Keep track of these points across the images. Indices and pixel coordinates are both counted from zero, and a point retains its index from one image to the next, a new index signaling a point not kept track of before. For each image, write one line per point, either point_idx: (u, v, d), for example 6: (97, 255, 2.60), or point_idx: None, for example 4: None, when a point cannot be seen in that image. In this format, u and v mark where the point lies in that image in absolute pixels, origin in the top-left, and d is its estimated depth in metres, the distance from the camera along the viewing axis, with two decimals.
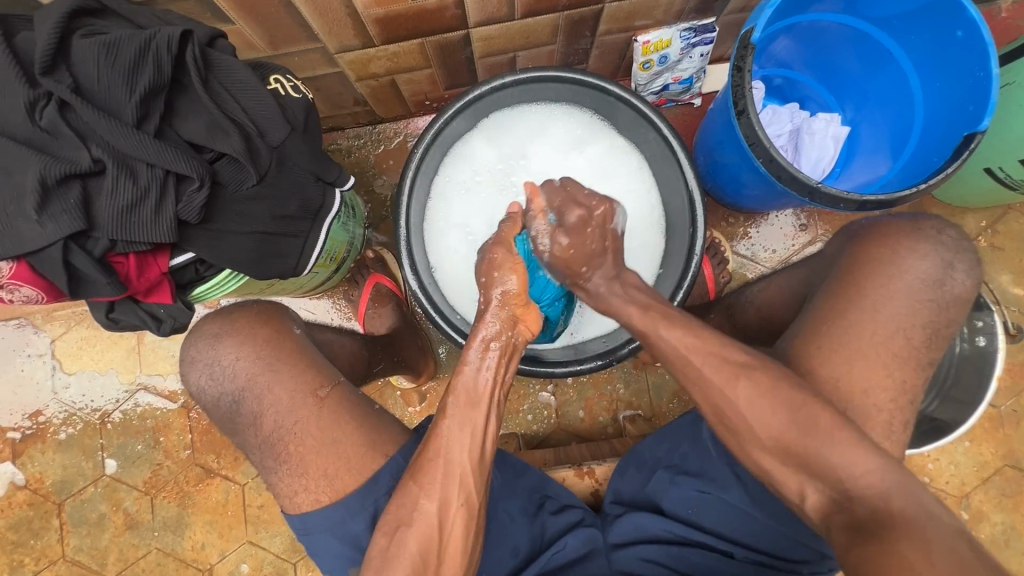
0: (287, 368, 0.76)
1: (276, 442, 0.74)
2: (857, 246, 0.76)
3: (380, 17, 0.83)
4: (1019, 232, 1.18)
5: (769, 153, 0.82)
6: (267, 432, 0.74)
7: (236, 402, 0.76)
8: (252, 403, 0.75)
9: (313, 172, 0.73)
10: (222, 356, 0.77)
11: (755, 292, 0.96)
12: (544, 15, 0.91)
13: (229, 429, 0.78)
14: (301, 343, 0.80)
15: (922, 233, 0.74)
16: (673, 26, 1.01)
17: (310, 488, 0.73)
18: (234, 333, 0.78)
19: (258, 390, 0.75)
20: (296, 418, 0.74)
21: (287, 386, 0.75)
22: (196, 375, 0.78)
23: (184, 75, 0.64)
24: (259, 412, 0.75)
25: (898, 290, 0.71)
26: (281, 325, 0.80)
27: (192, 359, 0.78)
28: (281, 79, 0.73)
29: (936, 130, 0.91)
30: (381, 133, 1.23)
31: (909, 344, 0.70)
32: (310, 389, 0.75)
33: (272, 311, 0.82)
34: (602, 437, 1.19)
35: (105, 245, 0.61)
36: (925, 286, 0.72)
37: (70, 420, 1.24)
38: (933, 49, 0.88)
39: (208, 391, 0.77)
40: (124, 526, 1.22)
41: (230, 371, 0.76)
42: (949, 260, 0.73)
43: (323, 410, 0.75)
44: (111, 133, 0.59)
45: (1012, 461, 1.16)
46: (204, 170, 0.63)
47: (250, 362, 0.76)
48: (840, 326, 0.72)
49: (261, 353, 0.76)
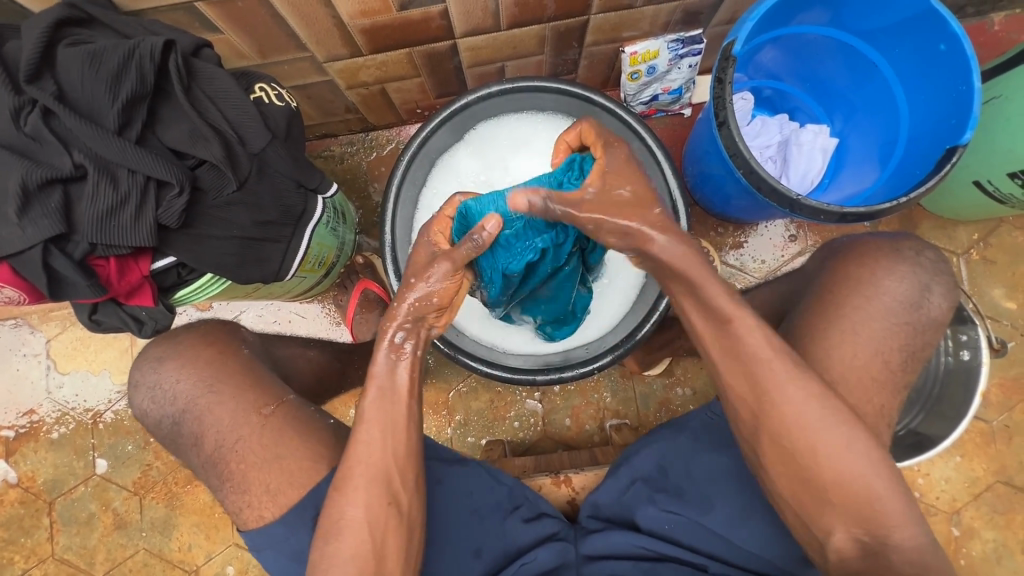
0: (228, 390, 0.78)
1: (218, 461, 0.75)
2: (835, 264, 0.76)
3: (366, 27, 0.85)
4: (1012, 246, 1.17)
5: (749, 164, 0.82)
6: (208, 452, 0.76)
7: (177, 422, 0.78)
8: (192, 423, 0.77)
9: (295, 179, 0.75)
10: (163, 379, 0.79)
11: None
12: (529, 26, 0.92)
13: (201, 434, 0.77)
14: (244, 362, 0.81)
15: (900, 252, 0.74)
16: (661, 37, 1.01)
17: (252, 504, 0.73)
18: (175, 356, 0.80)
19: (198, 411, 0.77)
20: (238, 436, 0.75)
21: (228, 405, 0.77)
22: (141, 399, 0.80)
23: (167, 83, 0.65)
24: (199, 432, 0.77)
25: (871, 304, 0.71)
26: (226, 345, 0.82)
27: (137, 382, 0.81)
28: (265, 88, 0.75)
29: (921, 143, 0.91)
30: (373, 140, 1.25)
31: (880, 361, 0.70)
32: (254, 408, 0.77)
33: (218, 333, 0.84)
34: (588, 446, 1.18)
35: (85, 248, 0.62)
36: (901, 307, 0.72)
37: (63, 419, 1.25)
38: (918, 62, 0.88)
39: (151, 413, 0.79)
40: (112, 525, 1.23)
41: (170, 394, 0.78)
42: (926, 282, 0.73)
43: (265, 428, 0.76)
44: (93, 140, 0.60)
45: (1004, 478, 1.14)
46: (183, 176, 0.64)
47: (191, 383, 0.78)
48: (816, 343, 0.72)
49: (202, 373, 0.79)
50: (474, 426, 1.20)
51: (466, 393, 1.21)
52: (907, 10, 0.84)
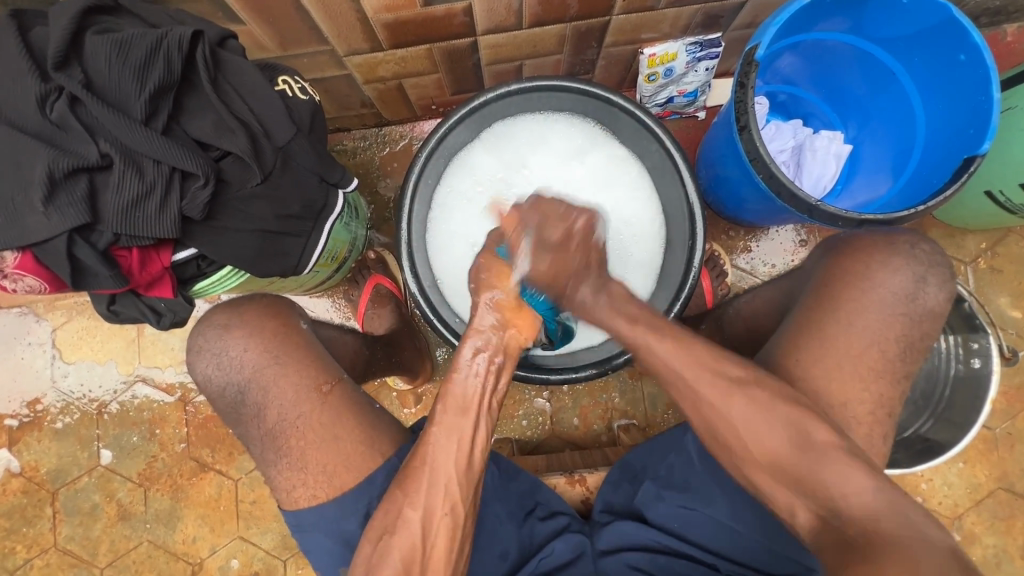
0: (296, 362, 0.74)
1: (278, 435, 0.72)
2: (834, 257, 0.75)
3: (389, 22, 0.84)
4: (1019, 255, 1.19)
5: (770, 169, 0.82)
6: (269, 425, 0.72)
7: (241, 392, 0.73)
8: (257, 394, 0.73)
9: (317, 173, 0.74)
10: (228, 347, 0.74)
11: (743, 302, 0.94)
12: (551, 25, 0.92)
13: (231, 418, 0.75)
14: (308, 338, 0.78)
15: (896, 246, 0.72)
16: (679, 40, 1.02)
17: (308, 484, 0.71)
18: (242, 325, 0.75)
19: (263, 381, 0.73)
20: (300, 412, 0.72)
21: (292, 379, 0.73)
22: (203, 365, 0.75)
23: (193, 74, 0.65)
24: (264, 404, 0.73)
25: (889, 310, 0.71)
26: (287, 319, 0.78)
27: (199, 348, 0.75)
28: (289, 81, 0.74)
29: (938, 151, 0.91)
30: (387, 135, 1.25)
31: (898, 370, 0.70)
32: (314, 383, 0.74)
33: (280, 305, 0.79)
34: (596, 445, 1.19)
35: (109, 238, 0.62)
36: (896, 299, 0.70)
37: (68, 409, 1.25)
38: (936, 72, 0.89)
39: (214, 380, 0.74)
40: (116, 516, 1.22)
41: (236, 362, 0.73)
42: (921, 273, 0.71)
43: (326, 406, 0.73)
44: (120, 129, 0.60)
45: (1006, 484, 1.15)
46: (209, 168, 0.64)
47: (258, 354, 0.74)
48: (817, 338, 0.71)
49: (271, 341, 0.75)
50: None
51: None
52: (926, 20, 0.85)
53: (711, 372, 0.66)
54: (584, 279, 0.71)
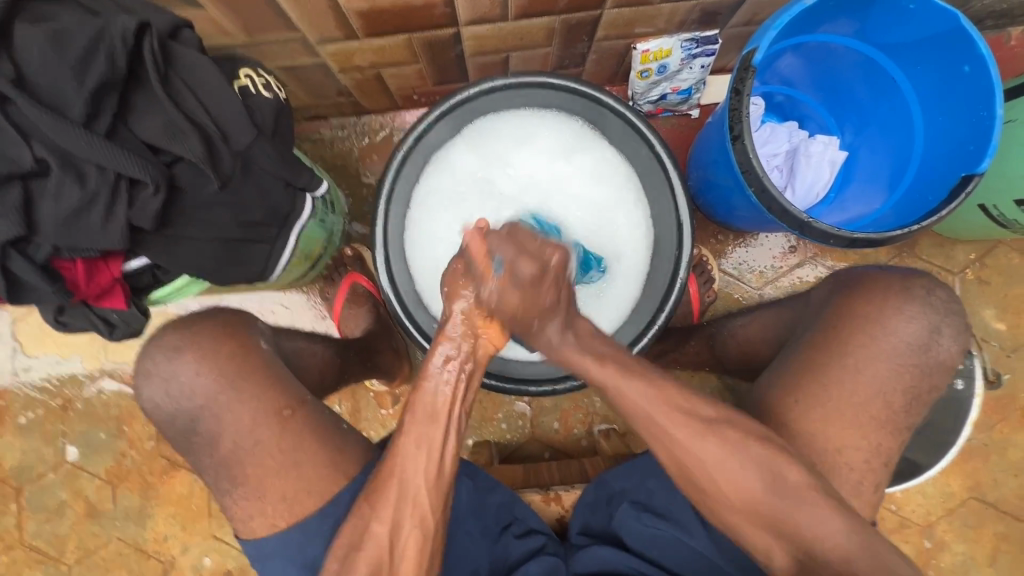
0: (252, 388, 0.70)
1: (234, 464, 0.69)
2: (846, 297, 0.72)
3: (363, 11, 0.78)
4: (1007, 267, 1.17)
5: (762, 183, 0.78)
6: (224, 454, 0.69)
7: (193, 421, 0.70)
8: (211, 423, 0.69)
9: (282, 178, 0.69)
10: (178, 371, 0.69)
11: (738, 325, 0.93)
12: (539, 17, 0.86)
13: (183, 447, 0.72)
14: (267, 357, 0.74)
15: (912, 292, 0.69)
16: (675, 35, 0.96)
17: (267, 512, 0.68)
18: (193, 347, 0.70)
19: (217, 409, 0.69)
20: (257, 439, 0.69)
21: (250, 404, 0.69)
22: (151, 391, 0.70)
23: (141, 69, 0.59)
24: (218, 432, 0.69)
25: (882, 345, 0.67)
26: (246, 339, 0.73)
27: (147, 372, 0.71)
28: (251, 75, 0.69)
29: (937, 165, 0.88)
30: (366, 124, 1.18)
31: (888, 408, 0.67)
32: (274, 408, 0.70)
33: (237, 324, 0.75)
34: (576, 450, 1.18)
35: (49, 251, 0.57)
36: (910, 349, 0.67)
37: (31, 404, 1.20)
38: (940, 82, 0.85)
39: (163, 408, 0.70)
40: (84, 514, 1.19)
41: (187, 388, 0.69)
42: (937, 322, 0.68)
43: (285, 432, 0.69)
44: (56, 132, 0.54)
45: (978, 494, 1.17)
46: (160, 175, 0.59)
47: (210, 379, 0.69)
48: (817, 378, 0.68)
49: (223, 368, 0.70)
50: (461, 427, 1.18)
51: None
52: (933, 27, 0.80)
53: (688, 401, 0.64)
54: (551, 318, 0.65)
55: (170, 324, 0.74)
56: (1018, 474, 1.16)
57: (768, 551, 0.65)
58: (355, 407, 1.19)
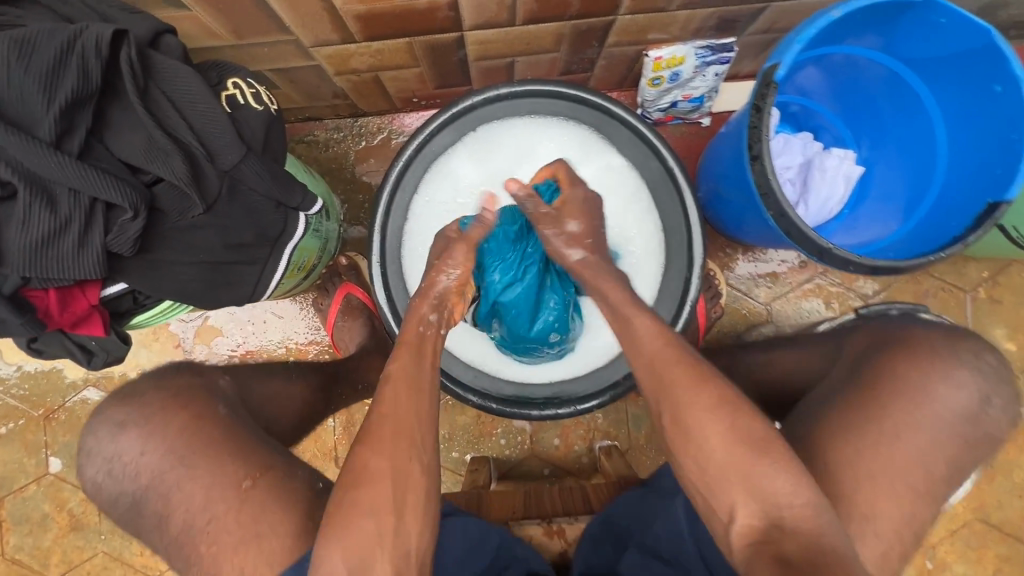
0: (202, 461, 0.67)
1: (185, 543, 0.64)
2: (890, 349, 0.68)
3: (361, 14, 0.73)
4: (1019, 286, 1.15)
5: (781, 206, 0.74)
6: (174, 533, 0.65)
7: (137, 501, 0.68)
8: (158, 501, 0.66)
9: (273, 197, 0.64)
10: (124, 451, 0.69)
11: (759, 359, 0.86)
12: (548, 22, 0.81)
13: (133, 529, 0.69)
14: (221, 425, 0.71)
15: (962, 353, 0.66)
16: (689, 42, 0.92)
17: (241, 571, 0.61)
18: (140, 422, 0.70)
19: (163, 488, 0.66)
20: (209, 516, 0.64)
21: (200, 479, 0.66)
22: (94, 472, 0.71)
23: (118, 81, 0.54)
24: (165, 512, 0.66)
25: (929, 407, 0.63)
26: (202, 410, 0.71)
27: (91, 453, 0.71)
28: (241, 84, 0.64)
29: (960, 186, 0.84)
30: (363, 127, 1.13)
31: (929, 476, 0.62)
32: (233, 481, 0.65)
33: (195, 390, 0.74)
34: (576, 467, 1.15)
35: (17, 282, 0.53)
36: (959, 418, 0.63)
37: (12, 414, 1.15)
38: (967, 99, 0.80)
39: (108, 489, 0.68)
40: (68, 527, 1.16)
41: (130, 469, 0.68)
42: (987, 393, 0.65)
43: (244, 506, 0.64)
44: (21, 152, 0.49)
45: (982, 515, 1.15)
46: (138, 198, 0.54)
47: (156, 457, 0.68)
48: (865, 434, 0.62)
49: (170, 445, 0.68)
50: (459, 442, 1.15)
51: (452, 407, 1.16)
52: (963, 43, 0.76)
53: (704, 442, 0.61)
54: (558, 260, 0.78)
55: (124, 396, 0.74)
56: None
57: None
58: (348, 421, 1.14)
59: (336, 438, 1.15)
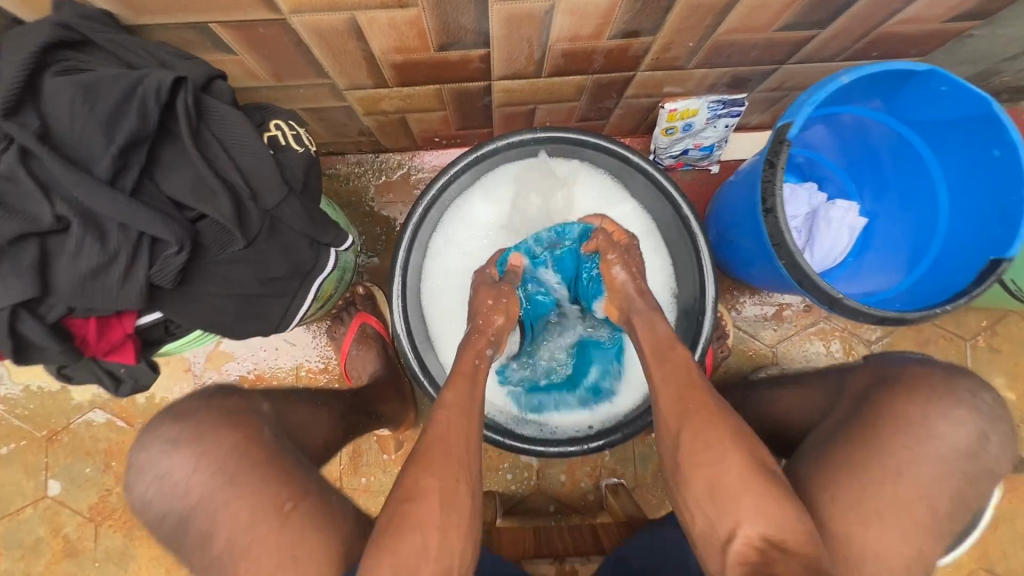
0: (248, 481, 0.62)
1: (227, 565, 0.60)
2: (891, 388, 0.65)
3: (398, 63, 0.77)
4: (1017, 336, 1.18)
5: (794, 257, 0.77)
6: (217, 553, 0.61)
7: (184, 519, 0.62)
8: (203, 521, 0.62)
9: (307, 235, 0.66)
10: (175, 467, 0.64)
11: (777, 393, 0.84)
12: (572, 75, 0.85)
13: (173, 547, 0.64)
14: (272, 450, 0.66)
15: (956, 390, 0.62)
16: (703, 97, 0.96)
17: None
18: (194, 440, 0.65)
19: (211, 507, 0.62)
20: (252, 537, 0.60)
21: (246, 502, 0.61)
22: (144, 487, 0.64)
23: (172, 123, 0.57)
24: (209, 532, 0.61)
25: (927, 451, 0.60)
26: (249, 427, 0.67)
27: (141, 467, 0.65)
28: (282, 126, 0.66)
29: (960, 244, 0.88)
30: (384, 162, 1.17)
31: (932, 516, 0.59)
32: (275, 504, 0.61)
33: (248, 412, 0.69)
34: (581, 504, 1.15)
35: (62, 311, 0.54)
36: (957, 455, 0.60)
37: (14, 434, 1.14)
38: (967, 163, 0.85)
39: (155, 506, 0.64)
40: (61, 553, 1.13)
41: (182, 484, 0.63)
42: (984, 428, 0.61)
43: (284, 532, 0.60)
44: (79, 189, 0.52)
45: (986, 564, 1.16)
46: (184, 234, 0.56)
47: (206, 476, 0.63)
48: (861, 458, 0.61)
49: (223, 464, 0.63)
50: None
51: None
52: (964, 112, 0.81)
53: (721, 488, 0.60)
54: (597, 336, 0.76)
55: (170, 411, 0.68)
56: None
57: None
58: (356, 451, 1.14)
59: (341, 468, 1.14)
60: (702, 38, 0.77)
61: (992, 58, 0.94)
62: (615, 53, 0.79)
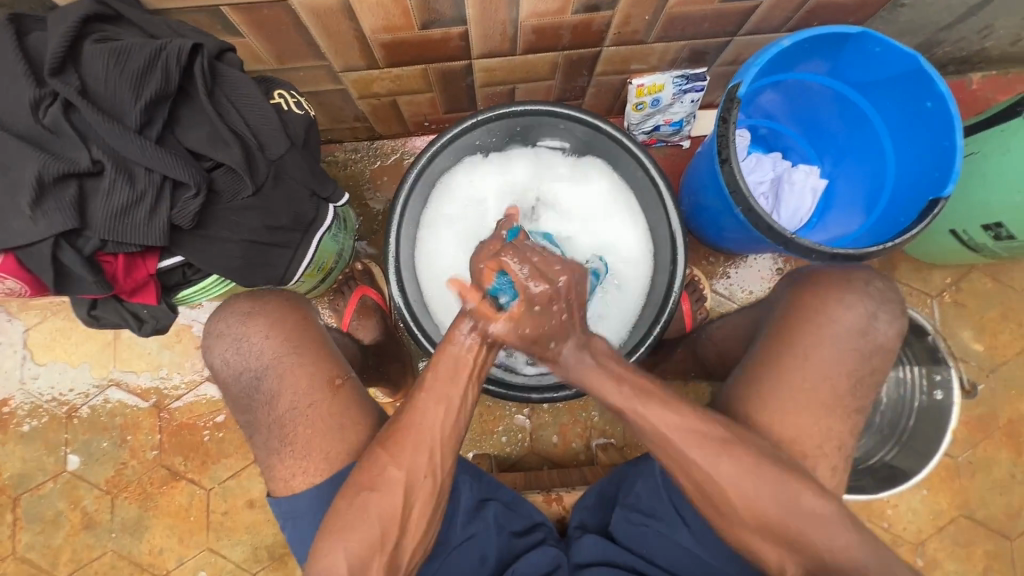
0: (311, 353, 0.78)
1: (287, 422, 0.75)
2: (826, 303, 0.76)
3: (386, 42, 0.86)
4: (982, 292, 1.24)
5: (748, 202, 0.85)
6: (280, 412, 0.75)
7: (257, 379, 0.76)
8: (272, 382, 0.76)
9: (308, 187, 0.74)
10: (249, 333, 0.78)
11: (714, 329, 1.00)
12: (544, 52, 0.95)
13: (241, 407, 0.78)
14: (324, 334, 0.81)
15: (853, 282, 0.78)
16: (668, 72, 1.05)
17: (307, 471, 0.74)
18: (264, 313, 0.79)
19: (280, 369, 0.76)
20: (311, 401, 0.75)
21: (309, 367, 0.77)
22: (220, 350, 0.78)
23: (190, 85, 0.66)
24: (277, 392, 0.76)
25: (829, 334, 0.75)
26: (306, 314, 0.82)
27: (219, 333, 0.78)
28: (285, 95, 0.75)
29: (906, 192, 0.96)
30: (379, 149, 1.26)
31: (834, 390, 0.74)
32: (329, 376, 0.77)
33: (300, 301, 0.83)
34: (573, 464, 1.20)
35: (95, 244, 0.62)
36: (852, 333, 0.75)
37: (35, 412, 1.21)
38: (904, 117, 0.94)
39: (231, 365, 0.77)
40: (80, 525, 1.19)
41: (255, 349, 0.77)
42: (873, 309, 0.76)
43: (336, 399, 0.76)
44: (112, 136, 0.61)
45: (967, 512, 1.19)
46: (201, 178, 0.64)
47: (277, 343, 0.77)
48: (786, 353, 0.75)
49: (291, 334, 0.78)
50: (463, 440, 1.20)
51: None
52: (898, 68, 0.90)
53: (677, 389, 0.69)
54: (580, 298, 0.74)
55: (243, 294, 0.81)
56: (1003, 492, 1.20)
57: (759, 528, 0.68)
58: None
59: None
60: (655, 12, 0.86)
61: (929, 28, 1.03)
62: (580, 28, 0.88)
